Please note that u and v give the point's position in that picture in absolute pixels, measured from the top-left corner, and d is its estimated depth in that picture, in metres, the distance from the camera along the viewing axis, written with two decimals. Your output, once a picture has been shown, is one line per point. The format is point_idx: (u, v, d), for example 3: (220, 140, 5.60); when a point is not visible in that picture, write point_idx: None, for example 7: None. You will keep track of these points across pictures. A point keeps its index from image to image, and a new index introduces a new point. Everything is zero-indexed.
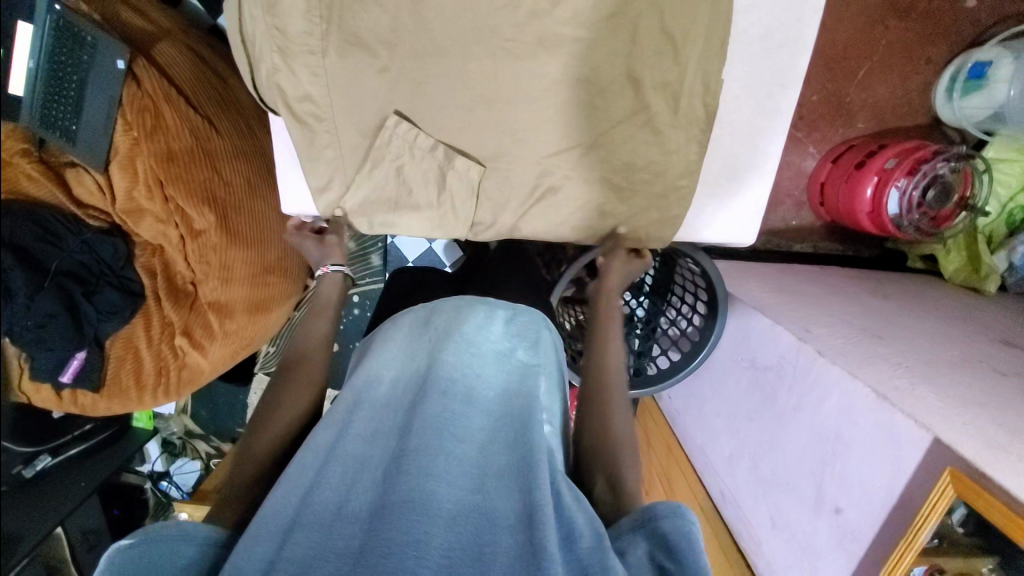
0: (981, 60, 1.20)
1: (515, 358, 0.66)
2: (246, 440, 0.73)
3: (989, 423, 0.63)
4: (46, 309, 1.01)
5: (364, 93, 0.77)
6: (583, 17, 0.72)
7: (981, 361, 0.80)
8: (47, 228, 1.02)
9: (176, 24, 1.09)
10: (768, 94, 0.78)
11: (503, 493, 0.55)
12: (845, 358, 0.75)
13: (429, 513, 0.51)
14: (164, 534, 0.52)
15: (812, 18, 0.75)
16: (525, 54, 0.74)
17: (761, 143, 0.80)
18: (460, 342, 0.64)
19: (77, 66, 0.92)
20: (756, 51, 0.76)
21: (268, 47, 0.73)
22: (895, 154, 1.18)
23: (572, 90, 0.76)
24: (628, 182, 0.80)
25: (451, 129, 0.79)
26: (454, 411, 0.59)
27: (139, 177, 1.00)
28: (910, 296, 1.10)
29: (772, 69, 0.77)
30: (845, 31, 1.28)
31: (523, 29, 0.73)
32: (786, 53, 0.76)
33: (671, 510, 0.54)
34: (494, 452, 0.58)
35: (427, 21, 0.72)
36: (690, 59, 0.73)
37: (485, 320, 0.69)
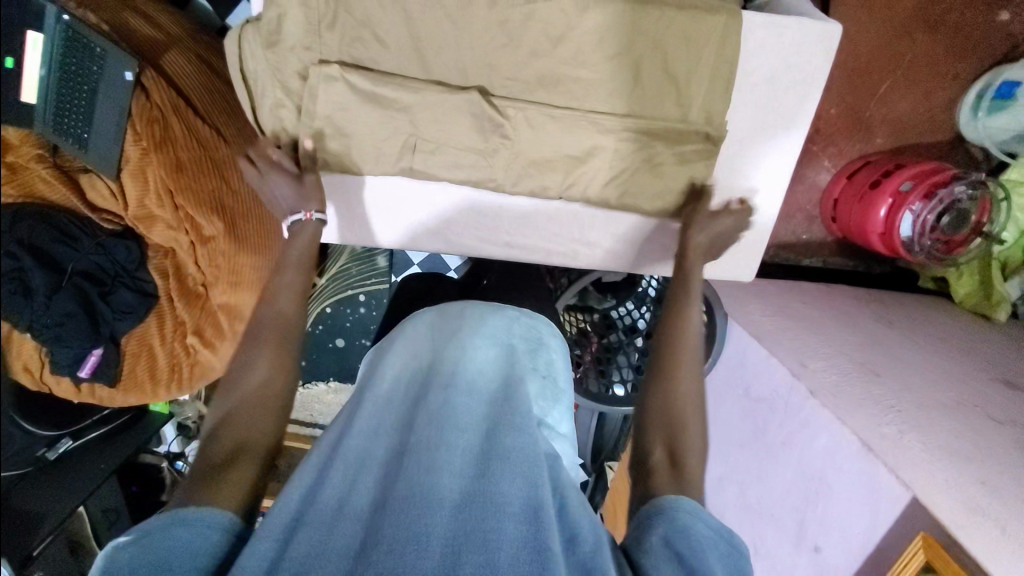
0: (1011, 79, 1.16)
1: (514, 353, 0.68)
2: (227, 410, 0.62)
3: (971, 481, 0.64)
4: (63, 307, 1.05)
5: (370, 122, 0.80)
6: (583, 57, 0.75)
7: (976, 407, 0.79)
8: (64, 230, 1.05)
9: (183, 30, 1.08)
10: (773, 130, 0.82)
11: (506, 478, 0.54)
12: (836, 399, 0.77)
13: (431, 502, 0.51)
14: (201, 518, 0.51)
15: (821, 61, 0.78)
16: (529, 87, 0.78)
17: (764, 176, 0.84)
18: (461, 338, 0.66)
19: (87, 76, 0.94)
20: (762, 89, 0.79)
21: (274, 84, 0.78)
22: (912, 176, 1.14)
23: (569, 123, 0.79)
24: None
25: (446, 165, 0.83)
26: (455, 402, 0.59)
27: (149, 185, 1.01)
28: (914, 324, 1.09)
29: (777, 111, 0.80)
30: (869, 42, 1.23)
31: (522, 62, 0.76)
32: (796, 92, 0.79)
33: (690, 507, 0.55)
34: (497, 437, 0.58)
35: (433, 55, 0.76)
36: (694, 100, 0.78)
37: (485, 318, 0.71)
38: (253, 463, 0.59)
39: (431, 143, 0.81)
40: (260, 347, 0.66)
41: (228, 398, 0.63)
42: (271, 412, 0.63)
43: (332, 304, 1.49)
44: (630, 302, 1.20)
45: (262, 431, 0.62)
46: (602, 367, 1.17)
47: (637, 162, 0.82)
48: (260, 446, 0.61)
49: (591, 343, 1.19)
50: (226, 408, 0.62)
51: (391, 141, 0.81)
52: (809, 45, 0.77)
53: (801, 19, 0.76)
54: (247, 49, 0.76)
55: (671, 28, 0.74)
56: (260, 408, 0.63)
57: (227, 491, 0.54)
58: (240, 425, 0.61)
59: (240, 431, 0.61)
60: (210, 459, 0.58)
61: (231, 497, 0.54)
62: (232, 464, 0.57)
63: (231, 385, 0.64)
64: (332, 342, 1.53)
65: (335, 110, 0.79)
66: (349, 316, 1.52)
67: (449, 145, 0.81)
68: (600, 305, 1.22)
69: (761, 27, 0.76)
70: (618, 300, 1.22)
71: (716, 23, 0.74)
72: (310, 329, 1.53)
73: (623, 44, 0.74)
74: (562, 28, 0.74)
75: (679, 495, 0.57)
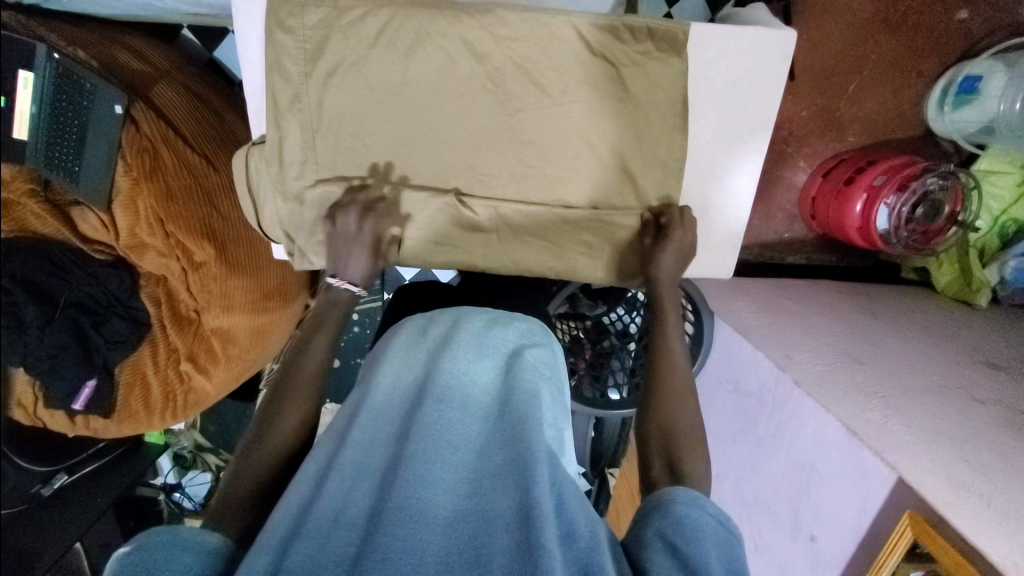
0: (971, 74, 1.20)
1: (509, 363, 0.67)
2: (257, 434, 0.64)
3: (956, 460, 0.65)
4: (56, 341, 1.09)
5: (305, 158, 0.72)
6: (550, 123, 0.70)
7: (959, 389, 0.81)
8: (56, 262, 1.09)
9: (172, 63, 1.11)
10: (740, 147, 0.74)
11: (500, 492, 0.55)
12: (821, 388, 0.78)
13: (426, 519, 0.51)
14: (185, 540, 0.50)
15: (780, 66, 0.70)
16: (505, 163, 0.72)
17: (730, 199, 0.76)
18: (456, 352, 0.65)
19: (77, 111, 0.95)
20: (725, 99, 0.72)
21: (273, 192, 0.73)
22: (885, 171, 1.18)
23: (542, 220, 0.74)
24: (601, 241, 0.75)
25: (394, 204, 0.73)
26: (450, 417, 0.59)
27: (140, 215, 1.02)
28: (898, 314, 1.11)
29: (742, 116, 0.72)
30: (836, 45, 1.27)
31: (491, 134, 0.71)
32: (758, 103, 0.72)
33: (687, 496, 0.55)
34: (489, 452, 0.58)
35: (412, 138, 0.71)
36: (664, 121, 0.70)
37: (482, 331, 0.70)
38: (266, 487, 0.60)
39: (413, 237, 0.75)
40: (291, 388, 0.68)
41: (262, 423, 0.65)
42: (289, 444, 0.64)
43: None
44: (620, 307, 1.21)
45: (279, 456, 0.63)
46: (597, 373, 1.18)
47: (622, 238, 0.75)
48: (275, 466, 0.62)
49: (585, 351, 1.20)
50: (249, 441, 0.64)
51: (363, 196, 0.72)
52: (765, 52, 0.70)
53: (752, 28, 0.70)
54: (240, 165, 0.75)
55: (642, 112, 0.69)
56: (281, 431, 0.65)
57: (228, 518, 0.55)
58: (262, 447, 0.63)
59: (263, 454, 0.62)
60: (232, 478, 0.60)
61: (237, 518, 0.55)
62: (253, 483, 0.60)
63: (260, 421, 0.65)
64: None
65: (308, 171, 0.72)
66: (343, 336, 1.53)
67: (432, 236, 0.75)
68: (591, 313, 1.22)
69: (710, 40, 0.69)
70: (608, 307, 1.21)
71: (675, 97, 0.69)
72: None
73: (605, 101, 0.69)
74: (533, 93, 0.69)
75: (676, 486, 0.56)
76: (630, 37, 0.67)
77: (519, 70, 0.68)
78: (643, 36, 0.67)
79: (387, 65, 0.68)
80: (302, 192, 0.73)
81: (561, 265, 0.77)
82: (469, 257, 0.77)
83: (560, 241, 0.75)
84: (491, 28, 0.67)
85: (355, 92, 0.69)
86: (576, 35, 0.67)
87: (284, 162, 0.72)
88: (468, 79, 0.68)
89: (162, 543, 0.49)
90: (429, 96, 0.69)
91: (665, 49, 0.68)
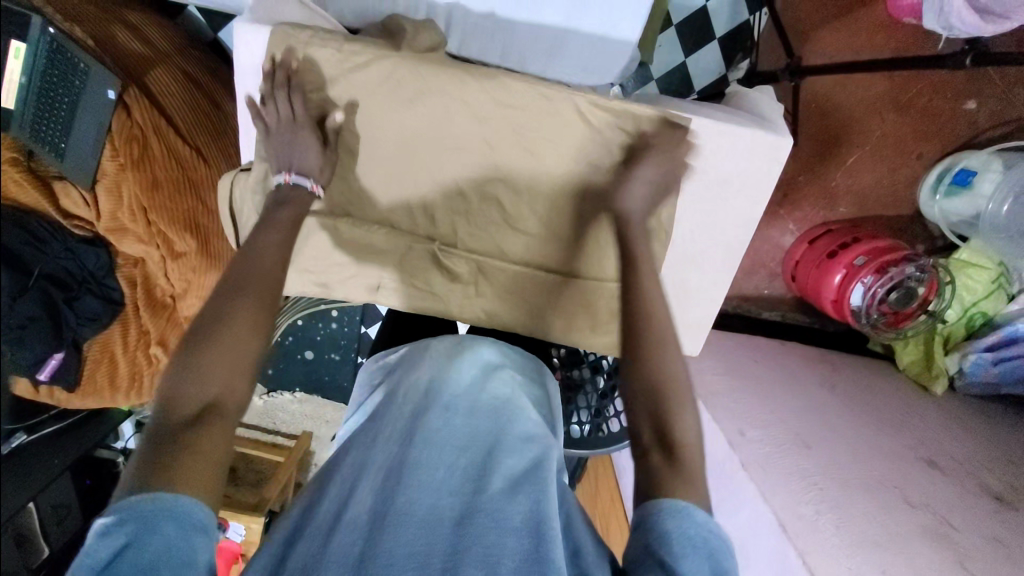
0: (967, 167, 1.21)
1: (505, 376, 0.70)
2: (194, 358, 0.57)
3: (871, 569, 0.69)
4: (27, 312, 1.06)
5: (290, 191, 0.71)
6: (537, 188, 0.70)
7: (892, 489, 0.84)
8: (34, 235, 1.04)
9: (172, 45, 1.08)
10: (723, 237, 0.74)
11: (508, 497, 0.58)
12: (764, 474, 0.82)
13: (430, 524, 0.55)
14: (161, 518, 0.49)
15: (772, 168, 0.70)
16: (489, 224, 0.72)
17: (708, 280, 0.77)
18: (461, 364, 0.69)
19: (68, 90, 0.92)
20: (712, 193, 0.72)
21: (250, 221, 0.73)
22: (866, 251, 1.20)
23: (520, 281, 0.75)
24: (573, 306, 0.76)
25: (372, 247, 0.74)
26: (456, 427, 0.63)
27: (123, 200, 1.00)
28: (856, 390, 1.14)
29: (727, 211, 0.73)
30: (840, 117, 1.31)
31: (482, 196, 0.71)
32: (746, 200, 0.72)
33: (673, 507, 0.53)
34: (496, 456, 0.61)
35: (399, 186, 0.71)
36: None
37: (485, 345, 0.73)
38: (222, 427, 0.56)
39: (388, 280, 0.76)
40: (237, 302, 0.60)
41: (200, 350, 0.57)
42: (243, 374, 0.58)
43: (304, 317, 1.51)
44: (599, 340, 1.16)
45: (237, 391, 0.58)
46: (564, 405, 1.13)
47: (599, 305, 0.76)
48: (232, 403, 0.57)
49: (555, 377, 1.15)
50: (188, 367, 0.57)
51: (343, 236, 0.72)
52: (761, 154, 0.69)
53: (751, 128, 0.69)
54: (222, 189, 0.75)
55: None
56: (227, 361, 0.57)
57: (185, 481, 0.52)
58: (207, 385, 0.56)
59: (210, 391, 0.56)
60: (173, 423, 0.55)
61: (197, 473, 0.52)
62: (202, 427, 0.55)
63: (196, 348, 0.57)
64: (302, 353, 1.56)
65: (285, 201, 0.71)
66: (320, 329, 1.54)
67: (409, 283, 0.76)
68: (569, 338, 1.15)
69: (709, 134, 0.69)
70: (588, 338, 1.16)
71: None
72: (280, 340, 1.54)
73: (597, 177, 0.69)
74: (524, 160, 0.69)
75: (663, 496, 0.54)
76: (629, 121, 0.67)
77: (512, 137, 0.68)
78: (643, 123, 0.67)
79: (381, 112, 0.68)
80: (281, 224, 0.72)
81: (535, 326, 0.78)
82: (444, 305, 0.77)
83: (536, 303, 0.76)
84: (489, 90, 0.67)
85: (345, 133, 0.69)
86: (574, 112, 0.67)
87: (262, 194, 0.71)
88: (460, 138, 0.68)
89: (144, 522, 0.49)
90: (421, 148, 0.69)
91: (665, 138, 0.66)
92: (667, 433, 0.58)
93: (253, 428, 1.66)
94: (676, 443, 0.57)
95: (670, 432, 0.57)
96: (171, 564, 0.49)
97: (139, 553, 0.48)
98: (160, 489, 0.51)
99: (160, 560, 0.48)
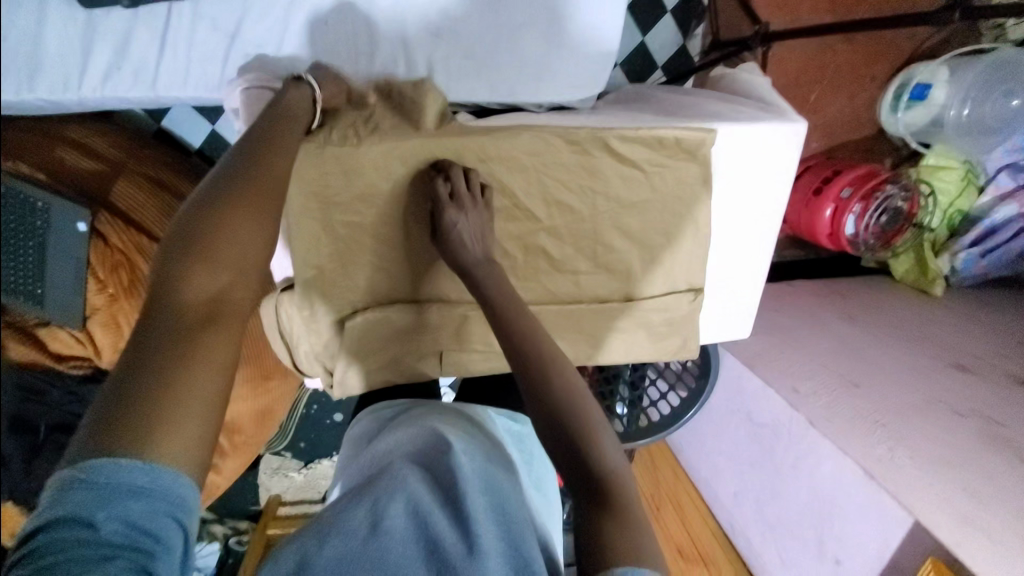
0: (921, 81, 1.28)
1: (496, 439, 0.74)
2: (198, 253, 0.47)
3: (955, 489, 0.75)
4: (47, 472, 0.99)
5: (347, 289, 0.71)
6: (579, 226, 0.74)
7: (941, 403, 0.90)
8: (31, 386, 0.97)
9: (123, 151, 1.00)
10: (756, 229, 0.81)
11: (522, 538, 0.58)
12: (834, 427, 0.88)
13: (451, 550, 0.55)
14: (134, 481, 0.40)
15: (795, 153, 0.77)
16: (539, 274, 0.75)
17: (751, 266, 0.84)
18: (472, 428, 0.72)
19: (33, 232, 0.86)
20: (741, 190, 0.79)
21: (312, 335, 0.72)
22: (850, 182, 1.26)
23: (579, 317, 0.77)
24: (629, 324, 0.79)
25: (439, 320, 0.75)
26: (478, 466, 0.64)
27: (124, 331, 0.93)
28: (872, 313, 1.21)
29: (757, 202, 0.80)
30: (797, 60, 1.33)
31: (533, 247, 0.73)
32: (774, 188, 0.79)
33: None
34: (510, 505, 0.62)
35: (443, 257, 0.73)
36: (680, 212, 0.76)
37: (491, 420, 0.77)
38: (232, 337, 0.46)
39: (454, 350, 0.77)
40: (246, 208, 0.50)
41: (207, 236, 0.48)
42: (255, 276, 0.49)
43: None
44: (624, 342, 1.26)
45: (246, 296, 0.49)
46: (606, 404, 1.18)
47: (655, 316, 0.79)
48: (240, 304, 0.48)
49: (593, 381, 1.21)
50: (181, 275, 0.46)
51: (410, 318, 0.74)
52: (782, 145, 0.76)
53: (771, 120, 0.75)
54: (271, 314, 0.75)
55: (662, 209, 0.75)
56: (234, 260, 0.48)
57: (181, 428, 0.42)
58: (210, 281, 0.46)
59: (213, 286, 0.46)
60: (172, 323, 0.44)
61: (199, 402, 0.43)
62: (208, 332, 0.45)
63: (198, 247, 0.47)
64: (330, 417, 1.52)
65: (347, 301, 0.72)
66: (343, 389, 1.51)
67: (471, 348, 0.77)
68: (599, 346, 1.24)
69: (730, 136, 0.75)
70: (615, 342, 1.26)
71: (697, 187, 0.75)
72: (305, 410, 1.50)
73: (634, 205, 0.74)
74: (559, 209, 0.73)
75: (606, 563, 0.47)
76: (658, 144, 0.72)
77: (541, 184, 0.71)
78: (670, 142, 0.72)
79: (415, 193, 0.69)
80: (344, 328, 0.72)
81: (598, 354, 0.80)
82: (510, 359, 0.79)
83: (595, 331, 0.78)
84: (503, 135, 0.69)
85: (380, 222, 0.69)
86: (595, 140, 0.71)
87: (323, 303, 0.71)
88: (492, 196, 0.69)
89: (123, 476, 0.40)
90: None
91: (682, 150, 0.73)
92: (604, 489, 0.52)
93: (300, 502, 1.55)
94: (614, 501, 0.52)
95: (603, 482, 0.53)
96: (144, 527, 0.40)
97: (108, 506, 0.39)
98: (137, 442, 0.41)
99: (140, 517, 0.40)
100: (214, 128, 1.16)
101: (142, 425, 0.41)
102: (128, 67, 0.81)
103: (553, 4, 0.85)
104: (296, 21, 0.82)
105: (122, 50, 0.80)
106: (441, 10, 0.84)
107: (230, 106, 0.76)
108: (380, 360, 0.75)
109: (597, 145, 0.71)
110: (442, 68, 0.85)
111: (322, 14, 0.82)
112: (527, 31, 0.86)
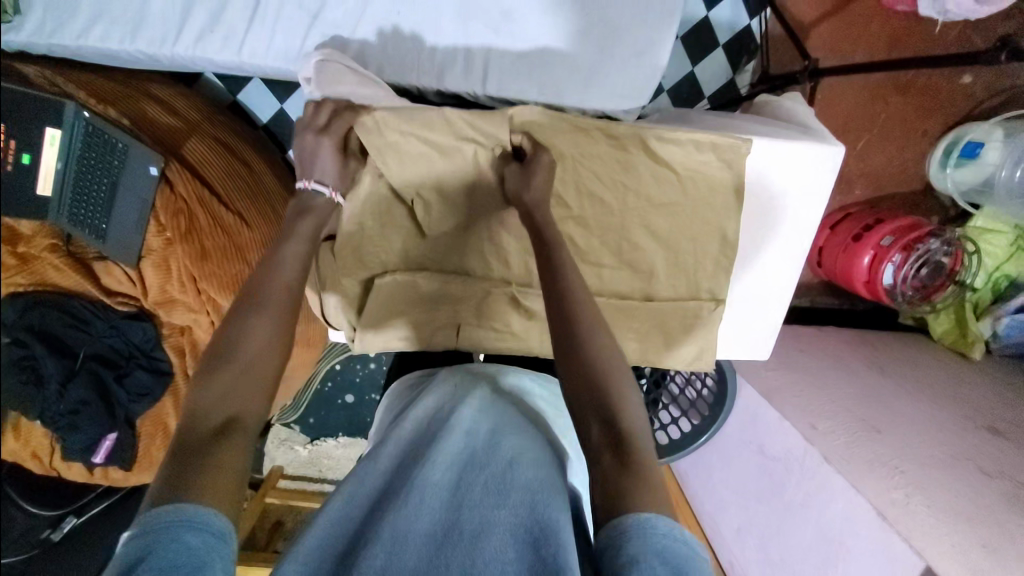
0: (973, 140, 1.26)
1: (514, 400, 0.72)
2: (224, 352, 0.58)
3: (973, 544, 0.71)
4: (78, 396, 1.05)
5: (382, 248, 0.77)
6: (608, 220, 0.77)
7: (967, 460, 0.86)
8: (75, 314, 1.04)
9: (201, 114, 1.10)
10: (785, 250, 0.82)
11: (528, 505, 0.57)
12: (849, 466, 0.85)
13: (452, 537, 0.55)
14: (180, 530, 0.48)
15: (830, 175, 0.78)
16: None
17: (776, 285, 0.84)
18: (483, 396, 0.70)
19: (107, 170, 0.93)
20: (773, 206, 0.80)
21: (340, 289, 0.78)
22: (892, 231, 1.23)
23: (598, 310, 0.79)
24: (647, 325, 0.80)
25: (462, 292, 0.79)
26: (475, 448, 0.63)
27: (172, 273, 1.00)
28: (902, 366, 1.17)
29: (789, 222, 0.80)
30: (846, 106, 1.35)
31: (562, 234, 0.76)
32: (807, 209, 0.80)
33: (639, 522, 0.50)
34: (518, 469, 0.60)
35: (478, 233, 0.78)
36: (708, 219, 0.77)
37: (509, 384, 0.76)
38: (242, 443, 0.55)
39: (472, 326, 0.81)
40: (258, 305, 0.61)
41: (232, 335, 0.59)
42: (261, 391, 0.59)
43: (342, 359, 1.53)
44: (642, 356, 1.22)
45: (258, 386, 0.58)
46: None
47: (672, 321, 0.80)
48: (252, 419, 0.57)
49: None
50: (213, 373, 0.58)
51: (436, 285, 0.78)
52: (818, 166, 0.77)
53: (809, 141, 0.77)
54: None
55: (693, 215, 0.77)
56: (245, 385, 0.58)
57: (213, 479, 0.51)
58: (229, 400, 0.56)
59: (230, 406, 0.56)
60: (196, 437, 0.54)
61: (222, 489, 0.51)
62: (223, 443, 0.54)
63: (218, 365, 0.58)
64: (342, 398, 1.56)
65: (379, 261, 0.78)
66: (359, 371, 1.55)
67: (487, 325, 0.81)
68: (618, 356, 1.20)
69: (767, 150, 0.77)
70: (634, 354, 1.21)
71: (728, 197, 0.77)
72: (319, 386, 1.55)
73: (663, 207, 0.77)
74: (591, 202, 0.76)
75: (625, 511, 0.51)
76: (694, 148, 0.74)
77: (575, 176, 0.74)
78: (707, 148, 0.74)
79: (461, 169, 0.74)
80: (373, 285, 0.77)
81: None
82: (524, 342, 0.82)
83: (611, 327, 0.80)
84: (547, 124, 0.73)
85: (424, 191, 0.75)
86: (635, 141, 0.74)
87: (360, 258, 0.77)
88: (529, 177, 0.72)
89: (166, 522, 0.48)
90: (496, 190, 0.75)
91: (718, 159, 0.75)
92: (620, 437, 0.56)
93: (299, 478, 1.58)
94: (629, 447, 0.56)
95: (620, 432, 0.56)
96: (181, 562, 0.47)
97: (152, 557, 0.46)
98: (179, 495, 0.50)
99: (183, 559, 0.47)
100: (282, 106, 1.27)
101: (178, 492, 0.50)
102: (220, 31, 0.90)
103: (608, 17, 0.90)
104: (370, 13, 0.89)
105: (217, 15, 0.90)
106: (503, 13, 0.90)
107: (303, 76, 0.82)
108: (402, 322, 0.79)
109: (635, 145, 0.74)
110: (496, 66, 0.91)
111: (395, 7, 0.89)
112: (582, 40, 0.91)
